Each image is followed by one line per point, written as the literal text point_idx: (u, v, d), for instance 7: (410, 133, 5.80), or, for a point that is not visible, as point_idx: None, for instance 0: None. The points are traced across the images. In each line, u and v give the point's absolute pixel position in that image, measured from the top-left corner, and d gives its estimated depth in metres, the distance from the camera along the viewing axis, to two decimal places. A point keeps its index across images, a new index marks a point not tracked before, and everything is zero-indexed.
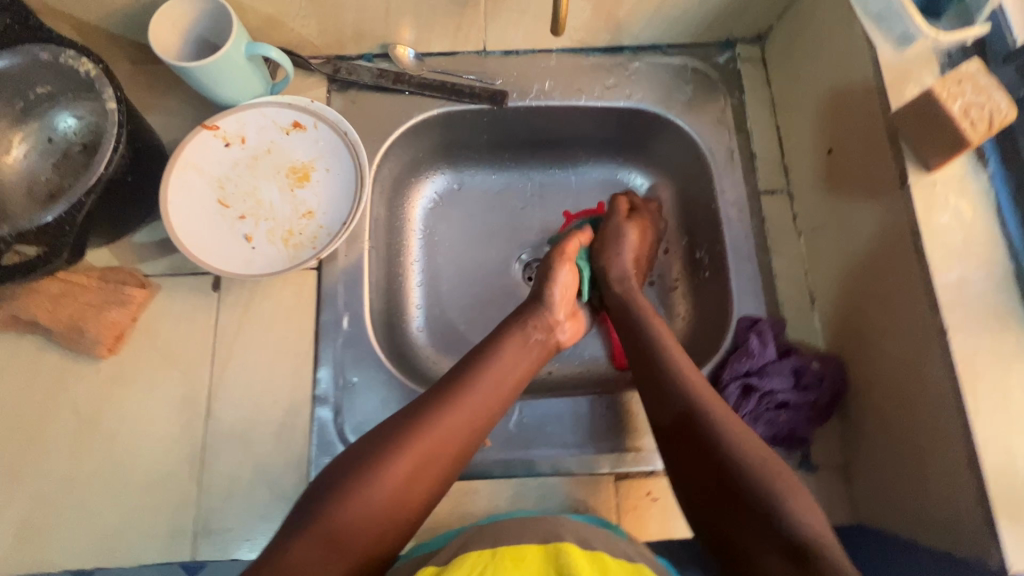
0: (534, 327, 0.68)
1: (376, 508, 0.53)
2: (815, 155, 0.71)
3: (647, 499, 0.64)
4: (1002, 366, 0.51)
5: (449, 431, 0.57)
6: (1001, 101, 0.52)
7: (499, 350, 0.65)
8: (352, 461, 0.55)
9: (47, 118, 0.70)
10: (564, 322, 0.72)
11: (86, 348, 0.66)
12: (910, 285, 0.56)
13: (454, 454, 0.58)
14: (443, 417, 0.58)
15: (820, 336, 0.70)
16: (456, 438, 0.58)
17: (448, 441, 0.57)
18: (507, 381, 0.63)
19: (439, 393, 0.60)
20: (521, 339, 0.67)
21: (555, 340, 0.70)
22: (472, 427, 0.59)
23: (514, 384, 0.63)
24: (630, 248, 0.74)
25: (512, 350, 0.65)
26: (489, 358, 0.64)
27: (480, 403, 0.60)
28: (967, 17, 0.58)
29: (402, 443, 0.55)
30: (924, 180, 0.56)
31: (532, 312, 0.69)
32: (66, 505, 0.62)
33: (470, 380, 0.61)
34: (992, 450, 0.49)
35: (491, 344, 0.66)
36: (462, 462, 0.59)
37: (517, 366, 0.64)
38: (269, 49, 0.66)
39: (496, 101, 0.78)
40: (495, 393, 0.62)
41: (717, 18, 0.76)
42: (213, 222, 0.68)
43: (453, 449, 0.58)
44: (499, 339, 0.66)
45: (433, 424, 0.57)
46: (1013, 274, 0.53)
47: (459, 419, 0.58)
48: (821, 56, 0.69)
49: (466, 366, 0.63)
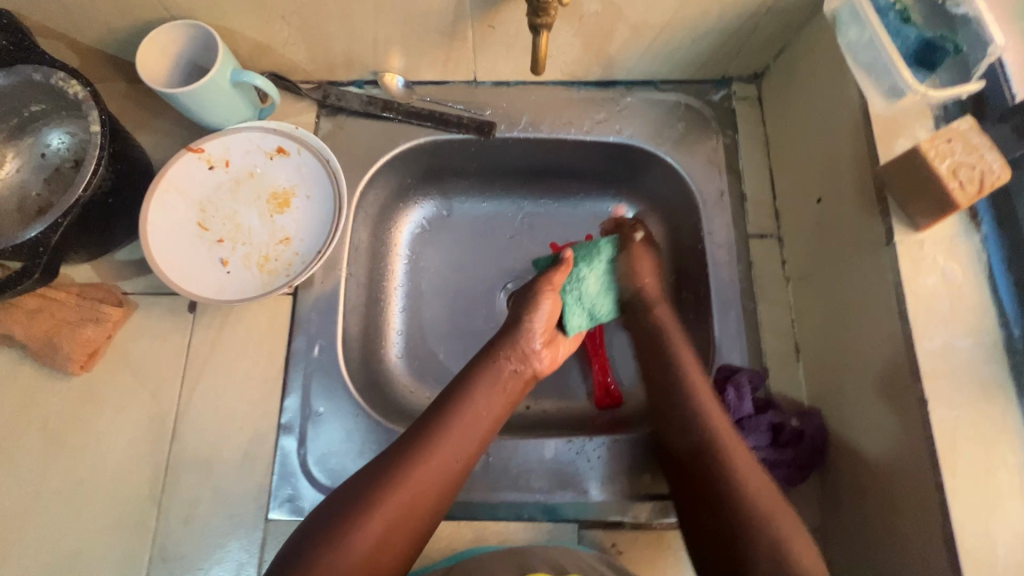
0: (512, 362, 0.65)
1: (355, 560, 0.51)
2: (805, 202, 0.68)
3: (613, 552, 0.62)
4: (984, 443, 0.48)
5: (422, 480, 0.55)
6: (992, 162, 0.50)
7: (474, 389, 0.62)
8: (326, 519, 0.53)
9: (41, 134, 0.71)
10: (542, 350, 0.68)
11: (59, 364, 0.66)
12: (892, 349, 0.53)
13: (431, 502, 0.56)
14: (416, 467, 0.56)
15: (803, 389, 0.67)
16: (430, 486, 0.56)
17: (422, 490, 0.55)
18: (479, 425, 0.60)
19: (412, 439, 0.58)
20: (497, 377, 0.64)
21: (533, 369, 0.67)
22: (446, 475, 0.57)
23: (487, 427, 0.61)
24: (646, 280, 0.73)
25: (488, 391, 0.62)
26: (463, 400, 0.61)
27: (454, 446, 0.58)
28: (964, 70, 0.55)
29: (375, 496, 0.54)
30: (910, 239, 0.54)
31: (507, 342, 0.66)
32: (28, 522, 0.63)
33: (443, 423, 0.59)
34: (970, 534, 0.46)
35: (465, 382, 0.63)
36: (440, 510, 0.57)
37: (491, 405, 0.62)
38: (255, 77, 0.66)
39: (483, 132, 0.77)
40: (469, 435, 0.59)
41: (712, 56, 0.75)
42: (190, 245, 0.68)
43: (428, 497, 0.56)
44: (473, 377, 0.63)
45: (406, 475, 0.55)
46: (1002, 344, 0.50)
47: (433, 467, 0.56)
48: (815, 99, 0.67)
49: (440, 406, 0.61)
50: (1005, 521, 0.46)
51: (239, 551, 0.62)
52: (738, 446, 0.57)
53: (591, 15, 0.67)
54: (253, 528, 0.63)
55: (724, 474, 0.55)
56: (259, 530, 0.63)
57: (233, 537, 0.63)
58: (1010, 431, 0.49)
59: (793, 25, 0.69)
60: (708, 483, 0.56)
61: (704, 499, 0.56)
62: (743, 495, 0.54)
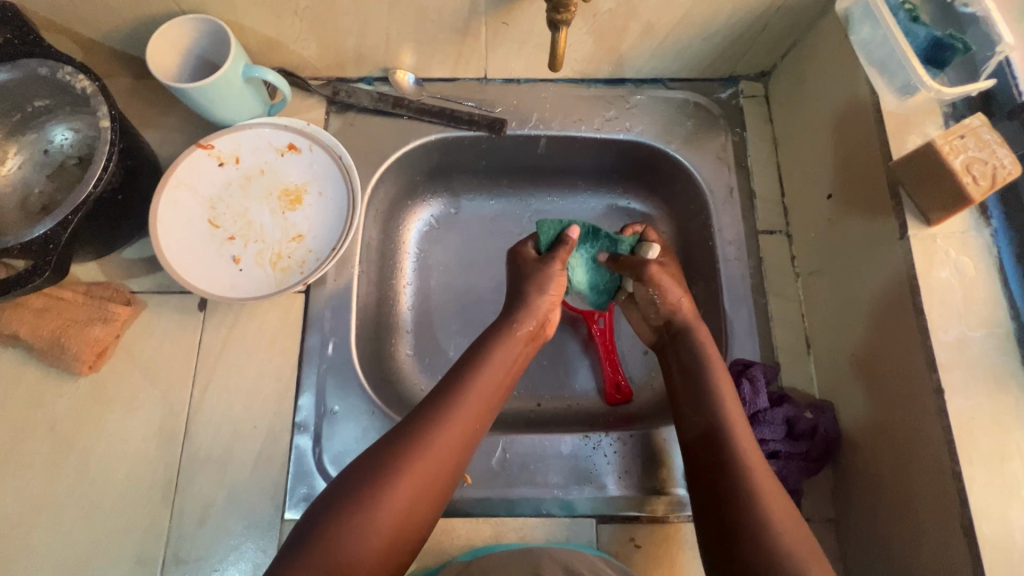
0: (529, 329, 0.66)
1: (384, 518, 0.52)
2: (815, 198, 0.70)
3: (631, 546, 0.63)
4: (999, 431, 0.49)
5: (444, 443, 0.56)
6: (1004, 157, 0.51)
7: (492, 354, 0.63)
8: (355, 479, 0.53)
9: (44, 130, 0.70)
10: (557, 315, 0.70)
11: (67, 365, 0.65)
12: (907, 341, 0.54)
13: (452, 464, 0.56)
14: (439, 429, 0.56)
15: (815, 382, 0.68)
16: (452, 449, 0.56)
17: (445, 453, 0.56)
18: (497, 386, 0.61)
19: (432, 404, 0.58)
20: (515, 343, 0.65)
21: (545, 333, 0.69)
22: (466, 437, 0.58)
23: (503, 388, 0.62)
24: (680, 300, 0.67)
25: (506, 355, 0.63)
26: (481, 365, 0.62)
27: (473, 409, 0.59)
28: (972, 70, 0.57)
29: (400, 461, 0.54)
30: (923, 234, 0.55)
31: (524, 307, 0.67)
32: (36, 525, 0.61)
33: (462, 388, 0.59)
34: (988, 520, 0.47)
35: (483, 345, 0.63)
36: (460, 472, 0.58)
37: (508, 368, 0.63)
38: (267, 72, 0.66)
39: (495, 129, 0.77)
40: (486, 405, 0.60)
41: (722, 54, 0.76)
42: (201, 242, 0.68)
43: (450, 461, 0.56)
44: (490, 342, 0.64)
45: (429, 439, 0.55)
46: (1013, 335, 0.52)
47: (454, 430, 0.57)
48: (824, 96, 0.68)
49: (459, 371, 0.61)
50: (1022, 508, 0.47)
51: (255, 551, 0.61)
52: (743, 425, 0.58)
53: (604, 13, 0.67)
54: (269, 528, 0.62)
55: (730, 454, 0.56)
56: (275, 530, 0.62)
57: (249, 538, 0.62)
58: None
59: (802, 24, 0.70)
60: (714, 462, 0.56)
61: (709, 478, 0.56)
62: (746, 472, 0.54)
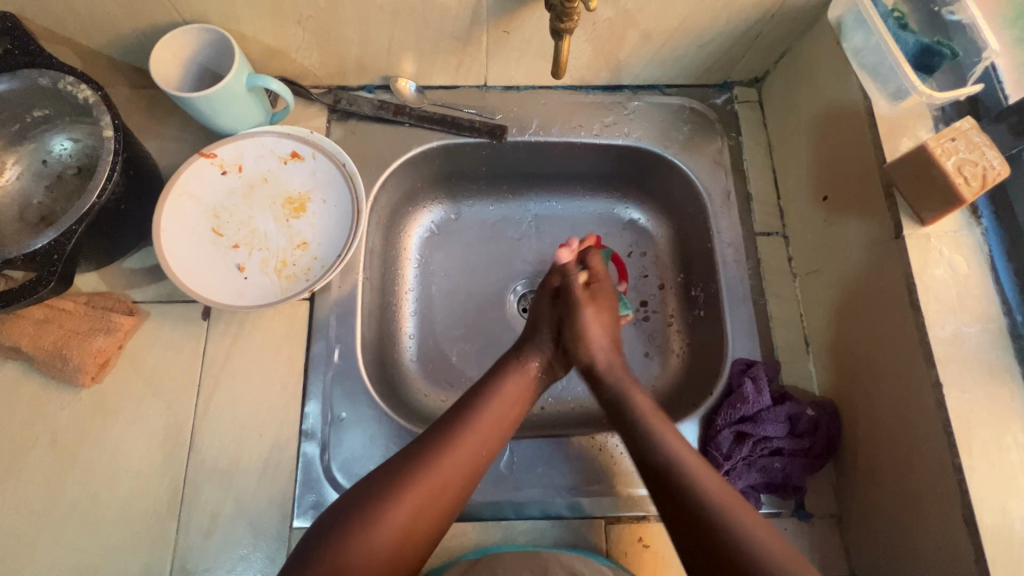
0: (536, 367, 0.67)
1: (393, 527, 0.52)
2: (810, 200, 0.71)
3: (639, 545, 0.63)
4: (996, 423, 0.51)
5: (443, 477, 0.55)
6: (993, 159, 0.53)
7: (497, 391, 0.63)
8: (373, 486, 0.54)
9: (43, 140, 0.69)
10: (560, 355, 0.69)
11: (69, 376, 0.64)
12: (904, 337, 0.56)
13: (450, 500, 0.56)
14: (439, 462, 0.56)
15: (815, 380, 0.70)
16: (448, 486, 0.56)
17: (442, 487, 0.55)
18: (503, 425, 0.61)
19: (448, 422, 0.59)
20: (522, 378, 0.65)
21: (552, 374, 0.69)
22: (465, 475, 0.57)
23: (507, 428, 0.61)
24: (598, 336, 0.68)
25: (523, 377, 0.65)
26: (488, 400, 0.62)
27: (475, 446, 0.58)
28: (959, 74, 0.59)
29: (398, 491, 0.54)
30: (917, 233, 0.57)
31: (531, 350, 0.68)
32: (39, 540, 0.60)
33: (468, 422, 0.59)
34: (988, 511, 0.49)
35: (491, 381, 0.64)
36: (457, 508, 0.56)
37: (515, 406, 0.63)
38: (272, 81, 0.66)
39: (495, 136, 0.78)
40: (504, 421, 0.61)
41: (716, 61, 0.77)
42: (206, 251, 0.68)
43: (446, 495, 0.55)
44: (498, 377, 0.64)
45: (448, 451, 0.57)
46: (1007, 330, 0.54)
47: (454, 464, 0.56)
48: (817, 101, 0.70)
49: (465, 407, 0.61)
50: (1021, 497, 0.49)
51: (264, 560, 0.61)
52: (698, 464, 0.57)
53: (604, 21, 0.69)
54: (278, 537, 0.62)
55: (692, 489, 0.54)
56: (283, 540, 0.62)
57: (256, 549, 0.61)
58: (1019, 411, 0.51)
59: (794, 31, 0.72)
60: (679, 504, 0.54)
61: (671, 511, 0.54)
62: (715, 505, 0.53)
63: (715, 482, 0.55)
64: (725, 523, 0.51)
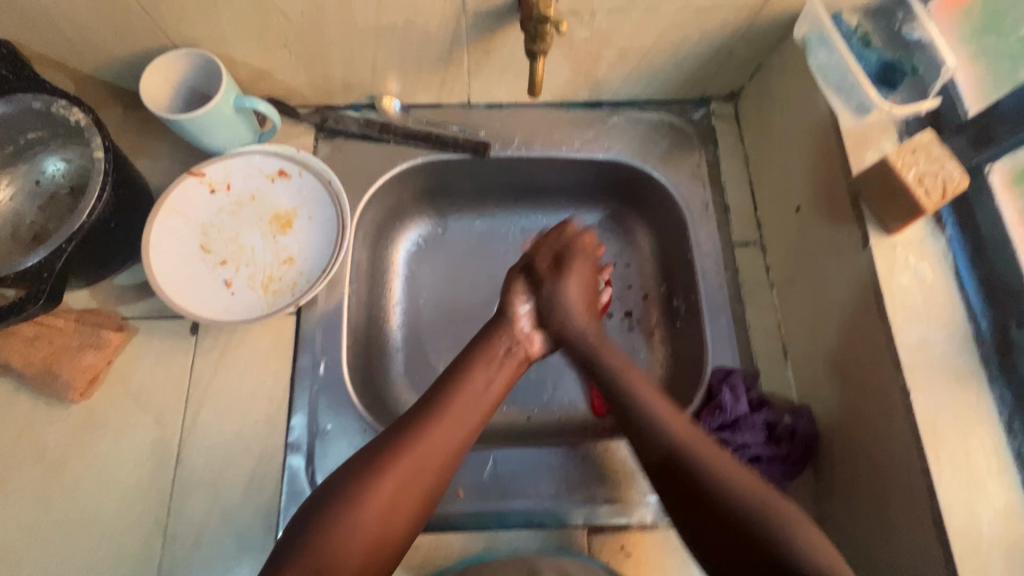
0: (506, 344, 0.68)
1: (368, 521, 0.53)
2: (785, 211, 0.73)
3: (621, 553, 0.63)
4: (962, 428, 0.52)
5: (425, 449, 0.57)
6: (952, 171, 0.55)
7: (472, 369, 0.64)
8: (341, 480, 0.55)
9: (36, 161, 0.71)
10: (534, 333, 0.71)
11: (58, 392, 0.65)
12: (873, 344, 0.57)
13: (435, 472, 0.57)
14: (419, 438, 0.57)
15: (793, 387, 0.71)
16: (436, 456, 0.57)
17: (427, 460, 0.57)
18: (482, 402, 0.62)
19: (417, 414, 0.60)
20: (494, 356, 0.67)
21: (526, 351, 0.70)
22: (449, 445, 0.59)
23: (487, 405, 0.63)
24: (573, 307, 0.70)
25: (492, 360, 0.66)
26: (465, 379, 0.63)
27: (457, 420, 0.60)
28: (921, 90, 0.61)
29: (380, 468, 0.55)
30: (884, 242, 0.59)
31: (501, 326, 0.69)
32: (26, 556, 0.61)
33: (445, 401, 0.61)
34: (957, 514, 0.50)
35: (462, 365, 0.65)
36: (443, 485, 0.58)
37: (492, 384, 0.64)
38: (258, 102, 0.68)
39: (479, 152, 0.80)
40: (475, 408, 0.62)
41: (692, 78, 0.80)
42: (194, 267, 0.70)
43: (431, 469, 0.57)
44: (471, 361, 0.65)
45: (416, 440, 0.57)
46: (972, 337, 0.55)
47: (436, 439, 0.58)
48: (789, 115, 0.72)
49: (439, 391, 0.62)
50: (987, 498, 0.50)
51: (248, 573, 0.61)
52: (675, 419, 0.60)
53: (580, 41, 0.71)
54: (262, 549, 0.62)
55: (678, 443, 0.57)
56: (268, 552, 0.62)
57: (242, 560, 0.62)
58: (984, 414, 0.53)
59: (766, 48, 0.74)
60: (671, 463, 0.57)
61: (670, 481, 0.57)
62: (704, 458, 0.56)
63: (703, 446, 0.57)
64: (733, 497, 0.53)
